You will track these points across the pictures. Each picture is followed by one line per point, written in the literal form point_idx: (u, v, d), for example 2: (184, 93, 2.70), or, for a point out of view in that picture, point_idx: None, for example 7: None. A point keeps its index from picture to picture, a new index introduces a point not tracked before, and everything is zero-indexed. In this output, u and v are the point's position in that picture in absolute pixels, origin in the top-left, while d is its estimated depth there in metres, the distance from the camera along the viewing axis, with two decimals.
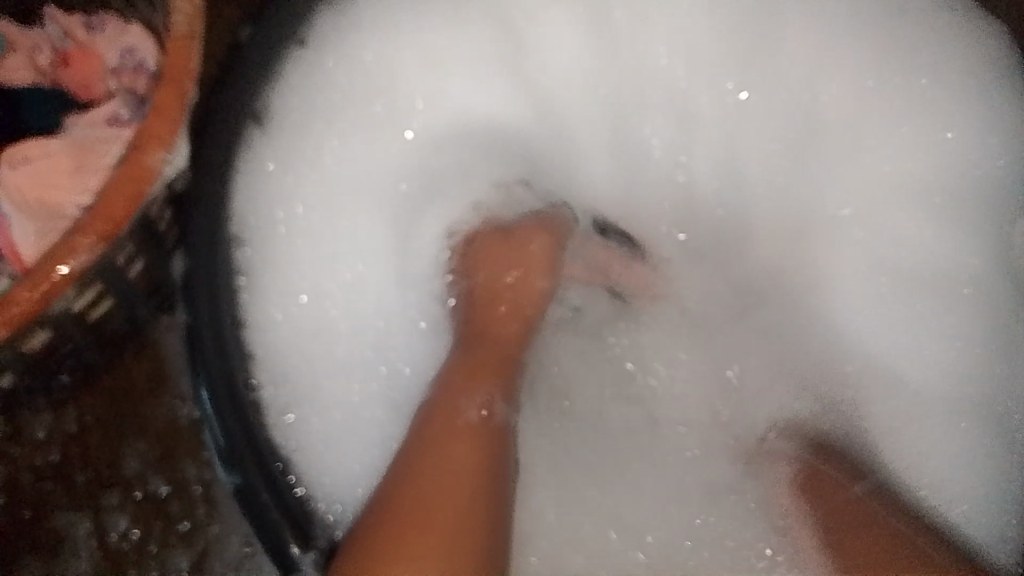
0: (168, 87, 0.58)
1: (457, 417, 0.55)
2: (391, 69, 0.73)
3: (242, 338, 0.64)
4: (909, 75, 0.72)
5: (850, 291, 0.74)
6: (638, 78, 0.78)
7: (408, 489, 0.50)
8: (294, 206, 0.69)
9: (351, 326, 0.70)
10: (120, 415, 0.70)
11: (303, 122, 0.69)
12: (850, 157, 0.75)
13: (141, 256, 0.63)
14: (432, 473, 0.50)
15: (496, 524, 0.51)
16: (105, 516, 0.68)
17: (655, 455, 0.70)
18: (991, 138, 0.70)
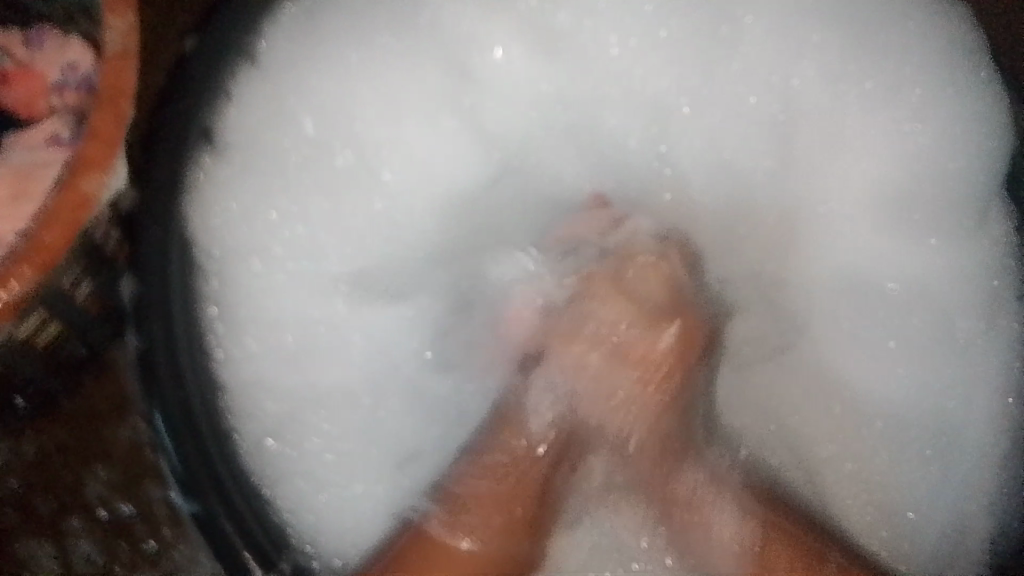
0: (102, 108, 0.56)
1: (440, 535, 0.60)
2: (344, 89, 0.70)
3: (207, 363, 0.61)
4: (868, 77, 0.72)
5: (832, 302, 0.72)
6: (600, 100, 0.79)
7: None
8: (246, 223, 0.66)
9: (317, 350, 0.68)
10: (80, 437, 0.69)
11: (255, 138, 0.66)
12: (813, 157, 0.75)
13: (89, 279, 0.62)
14: None
15: None
16: (69, 540, 0.67)
17: None
18: (957, 139, 0.68)
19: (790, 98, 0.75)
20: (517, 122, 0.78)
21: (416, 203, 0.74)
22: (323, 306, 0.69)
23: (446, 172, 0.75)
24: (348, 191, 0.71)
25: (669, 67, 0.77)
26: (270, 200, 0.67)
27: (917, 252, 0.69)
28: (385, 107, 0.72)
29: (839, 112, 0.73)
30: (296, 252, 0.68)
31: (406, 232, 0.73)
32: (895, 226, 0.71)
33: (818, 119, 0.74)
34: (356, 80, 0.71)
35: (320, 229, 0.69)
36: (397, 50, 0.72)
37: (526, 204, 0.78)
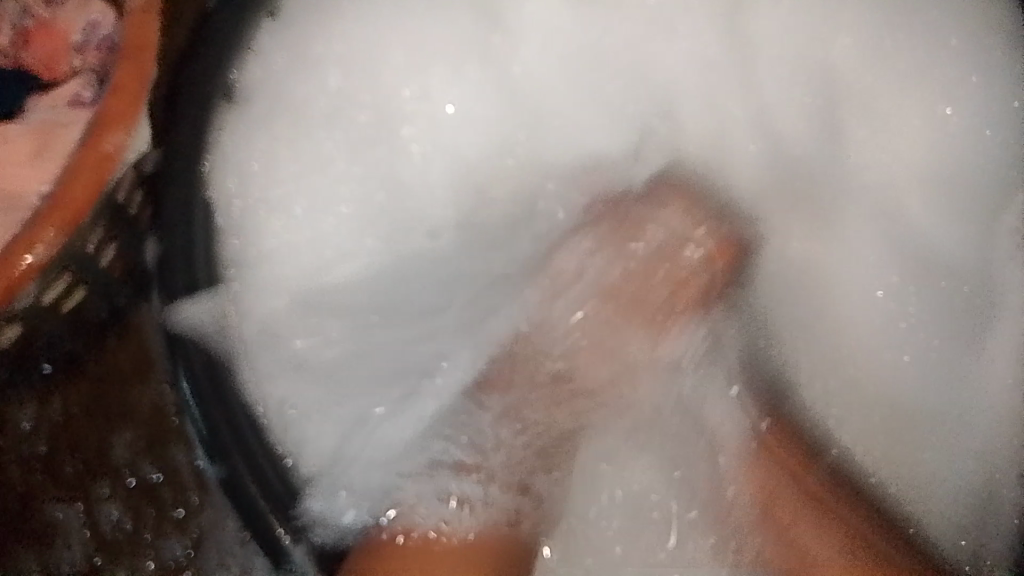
0: (126, 65, 0.55)
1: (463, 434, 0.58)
2: (373, 64, 0.71)
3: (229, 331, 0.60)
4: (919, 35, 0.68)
5: (852, 271, 0.72)
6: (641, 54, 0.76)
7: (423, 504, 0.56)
8: (271, 191, 0.65)
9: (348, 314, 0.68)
10: (106, 403, 0.69)
11: (282, 98, 0.66)
12: (869, 111, 0.71)
13: (114, 242, 0.61)
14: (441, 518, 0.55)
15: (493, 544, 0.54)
16: (96, 504, 0.67)
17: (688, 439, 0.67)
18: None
19: (841, 49, 0.71)
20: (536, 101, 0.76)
21: (452, 168, 0.74)
22: (353, 266, 0.69)
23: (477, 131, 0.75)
24: (381, 163, 0.71)
25: (716, 51, 0.74)
26: (302, 165, 0.67)
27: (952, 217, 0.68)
28: (413, 65, 0.72)
29: (887, 90, 0.70)
30: (322, 216, 0.68)
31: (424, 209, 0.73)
32: (927, 201, 0.69)
33: (867, 72, 0.71)
34: (390, 59, 0.71)
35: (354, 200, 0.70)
36: (430, 25, 0.72)
37: (564, 176, 0.76)
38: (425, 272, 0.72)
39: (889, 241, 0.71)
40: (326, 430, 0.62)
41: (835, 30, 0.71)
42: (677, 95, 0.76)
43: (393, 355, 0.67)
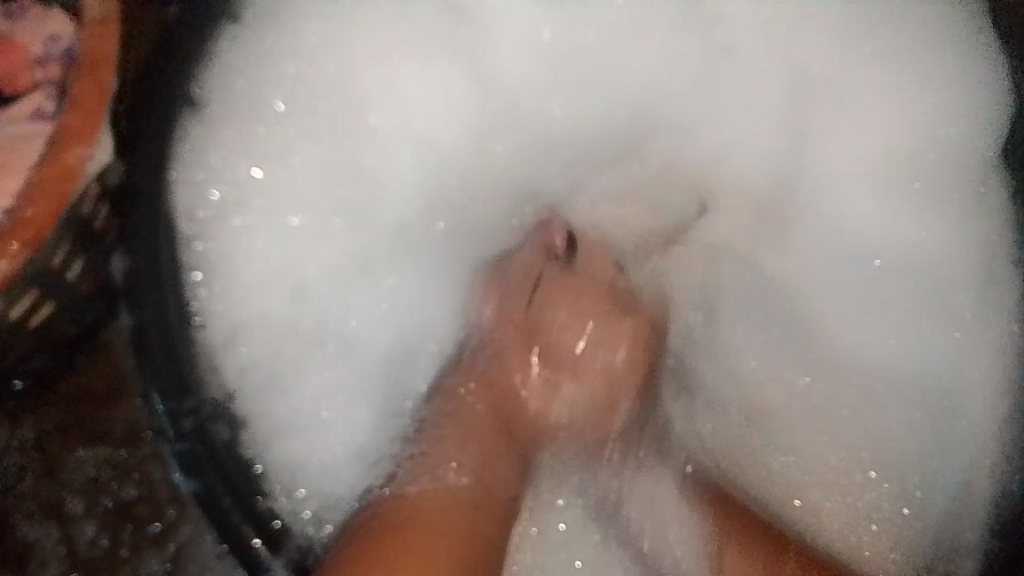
0: (85, 78, 0.55)
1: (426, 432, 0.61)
2: (340, 64, 0.70)
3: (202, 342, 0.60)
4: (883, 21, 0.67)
5: (826, 267, 0.71)
6: (611, 52, 0.75)
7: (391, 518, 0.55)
8: (241, 204, 0.66)
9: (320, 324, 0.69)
10: (79, 420, 0.68)
11: (247, 106, 0.66)
12: (835, 103, 0.71)
13: (80, 257, 0.60)
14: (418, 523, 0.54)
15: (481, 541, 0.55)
16: (71, 523, 0.66)
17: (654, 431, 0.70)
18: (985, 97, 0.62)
19: (804, 42, 0.71)
20: (507, 96, 0.75)
21: (423, 168, 0.75)
22: (324, 268, 0.70)
23: (445, 131, 0.75)
24: (351, 161, 0.71)
25: (690, 44, 0.74)
26: (272, 175, 0.67)
27: (923, 210, 0.67)
28: (380, 69, 0.72)
29: (858, 79, 0.70)
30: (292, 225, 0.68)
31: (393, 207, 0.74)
32: (894, 195, 0.68)
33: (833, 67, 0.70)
34: (358, 60, 0.71)
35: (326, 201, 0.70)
36: (396, 31, 0.71)
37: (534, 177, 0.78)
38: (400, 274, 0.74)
39: (843, 240, 0.71)
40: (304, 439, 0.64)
41: (793, 28, 0.71)
42: (649, 90, 0.76)
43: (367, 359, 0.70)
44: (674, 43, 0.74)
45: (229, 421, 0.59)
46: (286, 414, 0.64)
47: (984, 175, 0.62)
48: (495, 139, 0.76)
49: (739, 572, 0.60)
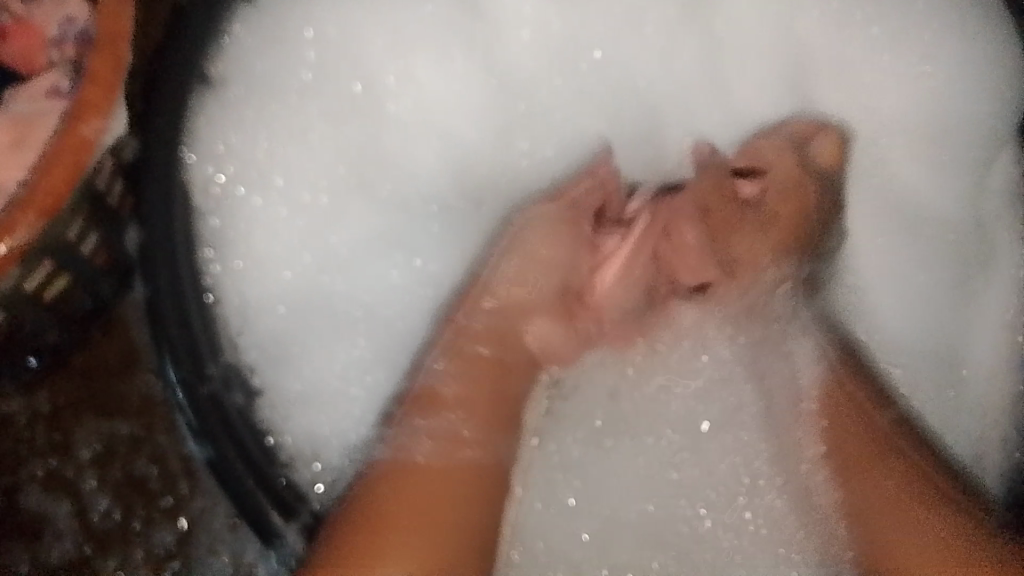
0: (100, 52, 0.56)
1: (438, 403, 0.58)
2: (357, 51, 0.71)
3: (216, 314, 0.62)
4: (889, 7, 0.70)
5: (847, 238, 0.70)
6: (619, 30, 0.74)
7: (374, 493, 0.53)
8: (253, 182, 0.66)
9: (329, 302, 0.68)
10: (94, 395, 0.69)
11: (258, 83, 0.67)
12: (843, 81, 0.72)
13: (95, 231, 0.62)
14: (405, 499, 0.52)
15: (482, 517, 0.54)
16: (85, 497, 0.67)
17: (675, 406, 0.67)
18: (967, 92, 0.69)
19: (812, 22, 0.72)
20: (517, 81, 0.74)
21: (433, 146, 0.74)
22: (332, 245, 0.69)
23: (454, 111, 0.74)
24: (365, 143, 0.71)
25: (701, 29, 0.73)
26: (282, 154, 0.68)
27: (934, 183, 0.71)
28: (390, 49, 0.72)
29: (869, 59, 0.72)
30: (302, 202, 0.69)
31: (406, 185, 0.73)
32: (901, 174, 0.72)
33: (841, 49, 0.72)
34: (371, 46, 0.71)
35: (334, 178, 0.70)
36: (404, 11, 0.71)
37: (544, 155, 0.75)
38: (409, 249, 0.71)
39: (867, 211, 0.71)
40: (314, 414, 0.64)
41: (797, 13, 0.72)
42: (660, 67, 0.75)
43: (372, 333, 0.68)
44: (683, 22, 0.73)
45: (241, 390, 0.61)
46: (300, 391, 0.64)
47: (980, 159, 0.69)
48: (507, 124, 0.74)
49: (852, 489, 0.57)
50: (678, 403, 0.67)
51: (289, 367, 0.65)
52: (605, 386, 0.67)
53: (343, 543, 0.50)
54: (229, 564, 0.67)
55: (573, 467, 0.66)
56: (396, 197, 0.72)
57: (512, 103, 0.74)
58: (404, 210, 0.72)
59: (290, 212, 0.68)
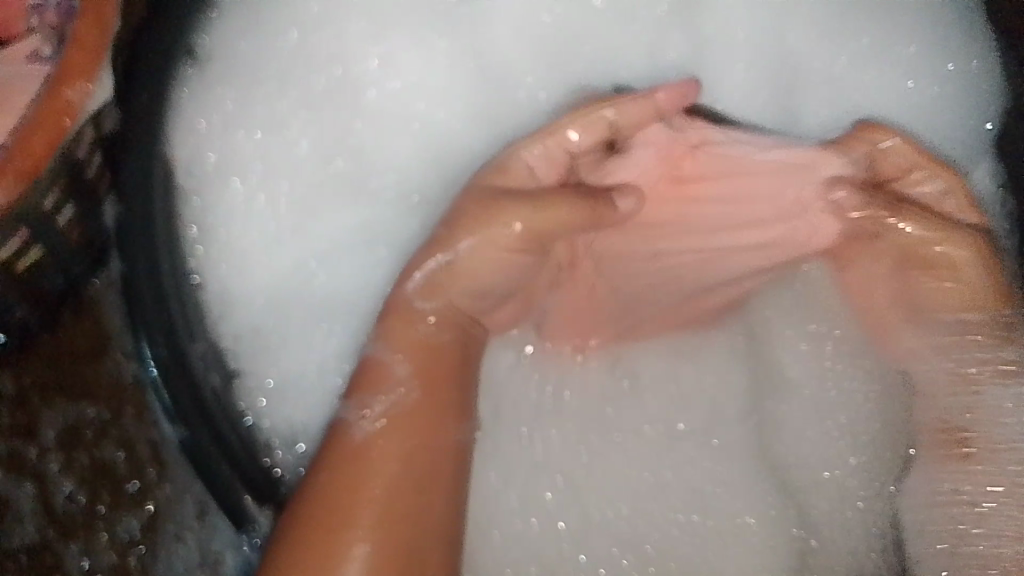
0: (86, 15, 0.54)
1: (430, 404, 0.53)
2: (338, 31, 0.67)
3: (198, 297, 0.60)
4: (883, 16, 0.68)
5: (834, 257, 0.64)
6: (618, 22, 0.70)
7: (324, 482, 0.50)
8: (233, 163, 0.64)
9: (302, 294, 0.64)
10: (62, 375, 0.66)
11: (242, 64, 0.65)
12: (831, 86, 0.69)
13: (71, 204, 0.59)
14: (358, 486, 0.50)
15: (454, 512, 0.53)
16: (49, 481, 0.65)
17: (654, 410, 0.64)
18: (963, 99, 0.67)
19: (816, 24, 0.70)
20: (500, 72, 0.70)
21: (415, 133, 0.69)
22: (303, 235, 0.65)
23: (433, 98, 0.69)
24: (342, 131, 0.67)
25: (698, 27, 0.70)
26: (262, 138, 0.65)
27: None
28: (374, 31, 0.68)
29: (869, 64, 0.69)
30: (277, 188, 0.65)
31: (384, 173, 0.68)
32: None
33: (842, 53, 0.69)
34: (351, 29, 0.68)
35: (308, 168, 0.66)
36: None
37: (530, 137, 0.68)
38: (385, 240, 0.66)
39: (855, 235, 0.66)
40: (290, 409, 0.61)
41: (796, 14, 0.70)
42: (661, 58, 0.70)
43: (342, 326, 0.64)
44: (685, 15, 0.70)
45: (213, 374, 0.60)
46: (274, 377, 0.62)
47: (965, 161, 0.66)
48: (487, 118, 0.69)
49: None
50: (663, 405, 0.64)
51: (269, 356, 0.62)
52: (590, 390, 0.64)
53: (292, 539, 0.49)
54: (195, 553, 0.65)
55: (554, 464, 0.63)
56: (371, 188, 0.67)
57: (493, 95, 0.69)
58: (382, 201, 0.67)
59: (268, 200, 0.65)
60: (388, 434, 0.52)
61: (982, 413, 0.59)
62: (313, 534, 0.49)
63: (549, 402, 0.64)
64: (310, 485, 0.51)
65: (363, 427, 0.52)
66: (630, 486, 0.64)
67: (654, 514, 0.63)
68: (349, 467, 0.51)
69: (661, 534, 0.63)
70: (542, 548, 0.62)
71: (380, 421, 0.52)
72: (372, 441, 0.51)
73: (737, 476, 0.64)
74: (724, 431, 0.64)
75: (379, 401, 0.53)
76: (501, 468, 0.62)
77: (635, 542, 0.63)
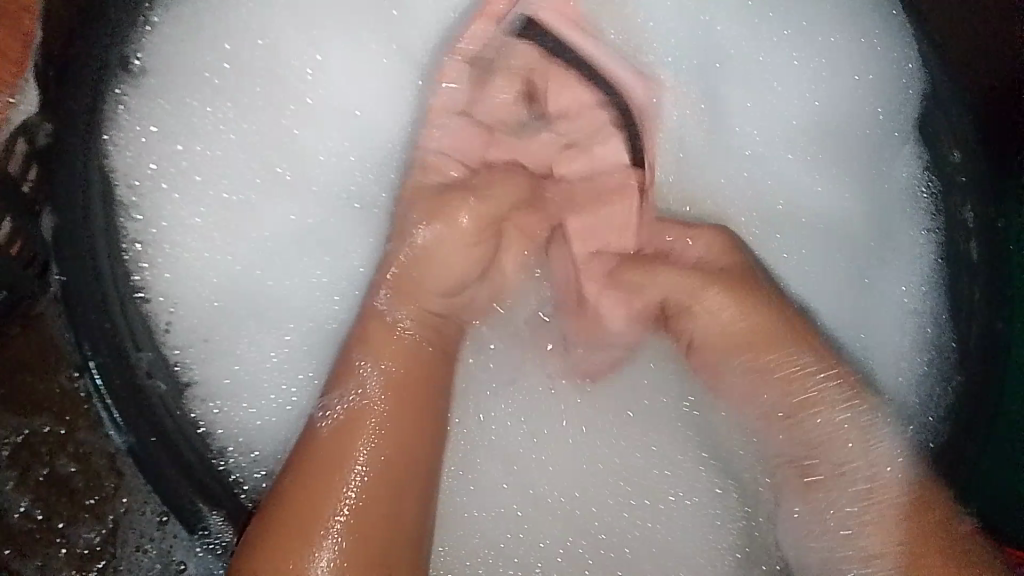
0: None
1: (403, 402, 0.52)
2: (270, 41, 0.65)
3: (148, 313, 0.61)
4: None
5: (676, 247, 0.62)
6: None
7: (285, 492, 0.48)
8: (174, 175, 0.63)
9: (249, 305, 0.64)
10: (14, 391, 0.66)
11: (176, 73, 0.63)
12: (774, 62, 0.68)
13: (6, 217, 0.58)
14: (317, 490, 0.48)
15: (416, 532, 0.50)
16: (4, 498, 0.65)
17: (603, 403, 0.65)
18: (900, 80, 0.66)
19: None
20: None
21: (357, 137, 0.67)
22: (243, 250, 0.64)
23: (366, 103, 0.66)
24: (281, 135, 0.65)
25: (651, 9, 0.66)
26: (198, 149, 0.63)
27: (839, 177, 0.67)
28: (307, 34, 0.66)
29: (818, 42, 0.67)
30: (210, 199, 0.64)
31: (324, 180, 0.66)
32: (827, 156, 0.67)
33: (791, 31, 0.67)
34: (283, 37, 0.65)
35: (245, 179, 0.65)
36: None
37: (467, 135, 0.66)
38: (330, 253, 0.65)
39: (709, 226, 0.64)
40: (241, 416, 0.62)
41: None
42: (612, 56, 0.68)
43: (276, 338, 0.64)
44: None
45: (161, 382, 0.60)
46: (227, 384, 0.62)
47: (895, 141, 0.66)
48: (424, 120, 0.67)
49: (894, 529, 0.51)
50: (606, 380, 0.65)
51: (225, 371, 0.62)
52: (544, 380, 0.65)
53: (253, 547, 0.47)
54: (157, 561, 0.65)
55: (508, 450, 0.65)
56: (311, 194, 0.66)
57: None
58: (323, 208, 0.66)
59: (206, 209, 0.63)
60: (349, 429, 0.50)
61: (812, 448, 0.53)
62: (274, 546, 0.46)
63: (501, 398, 0.65)
64: (270, 495, 0.50)
65: (328, 424, 0.51)
66: (586, 474, 0.65)
67: (602, 500, 0.65)
68: (314, 469, 0.49)
69: (620, 518, 0.65)
70: (500, 535, 0.64)
71: (346, 416, 0.51)
72: (337, 438, 0.50)
73: (683, 456, 0.65)
74: (664, 410, 0.65)
75: (351, 397, 0.52)
76: (458, 459, 0.63)
77: (590, 527, 0.64)
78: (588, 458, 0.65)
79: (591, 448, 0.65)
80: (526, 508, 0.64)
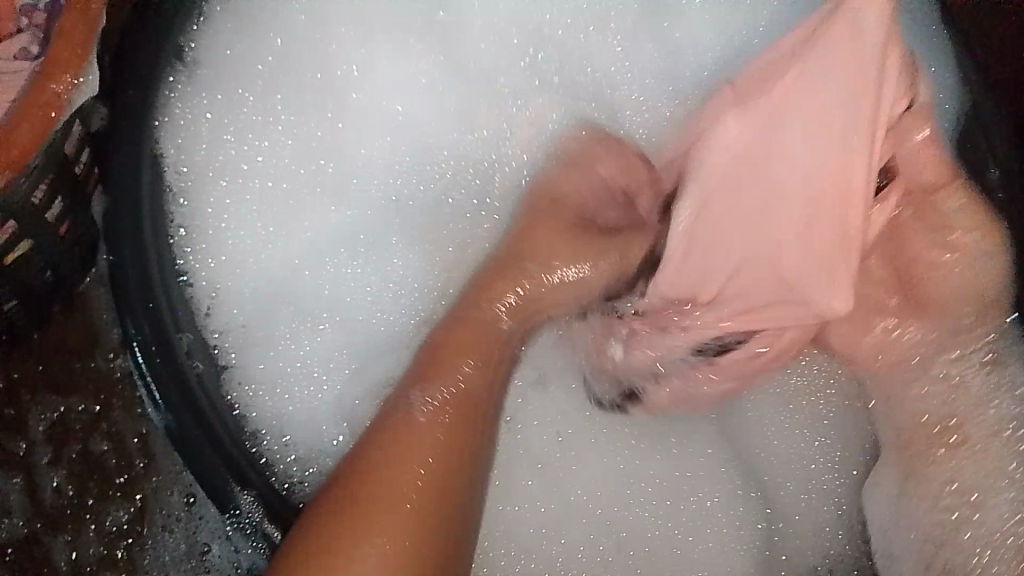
0: (72, 8, 0.55)
1: (483, 393, 0.54)
2: (321, 39, 0.67)
3: (189, 298, 0.62)
4: None
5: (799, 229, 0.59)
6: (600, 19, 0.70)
7: (359, 473, 0.49)
8: (222, 166, 0.64)
9: (289, 295, 0.66)
10: (52, 368, 0.67)
11: (227, 66, 0.64)
12: None
13: (60, 197, 0.60)
14: (400, 472, 0.48)
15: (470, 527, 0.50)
16: (38, 474, 0.66)
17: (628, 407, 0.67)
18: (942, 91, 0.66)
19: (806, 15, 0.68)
20: (483, 80, 0.70)
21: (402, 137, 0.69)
22: (285, 241, 0.66)
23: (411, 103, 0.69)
24: (325, 132, 0.67)
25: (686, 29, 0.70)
26: (247, 142, 0.65)
27: None
28: (358, 34, 0.68)
29: None
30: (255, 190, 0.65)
31: (366, 175, 0.68)
32: None
33: None
34: (334, 34, 0.67)
35: (289, 172, 0.66)
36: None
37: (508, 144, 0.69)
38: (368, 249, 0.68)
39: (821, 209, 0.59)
40: (278, 403, 0.63)
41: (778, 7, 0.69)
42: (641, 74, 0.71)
43: (314, 325, 0.66)
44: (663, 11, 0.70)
45: (198, 364, 0.61)
46: (261, 371, 0.63)
47: None
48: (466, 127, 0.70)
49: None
50: None
51: (264, 359, 0.64)
52: (572, 378, 0.66)
53: (323, 525, 0.46)
54: (182, 543, 0.66)
55: (535, 450, 0.65)
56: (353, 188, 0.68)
57: (475, 100, 0.70)
58: (365, 202, 0.68)
59: (251, 198, 0.65)
60: (429, 417, 0.51)
61: (958, 405, 0.63)
62: (354, 519, 0.47)
63: (532, 398, 0.66)
64: (351, 465, 0.50)
65: (425, 410, 0.51)
66: (610, 478, 0.66)
67: (624, 504, 0.66)
68: (398, 451, 0.49)
69: (643, 521, 0.66)
70: (525, 534, 0.64)
71: (437, 405, 0.51)
72: (427, 432, 0.50)
73: (702, 464, 0.67)
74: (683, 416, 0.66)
75: (442, 392, 0.52)
76: None
77: (613, 529, 0.65)
78: (613, 461, 0.66)
79: (616, 451, 0.66)
80: (552, 508, 0.65)
